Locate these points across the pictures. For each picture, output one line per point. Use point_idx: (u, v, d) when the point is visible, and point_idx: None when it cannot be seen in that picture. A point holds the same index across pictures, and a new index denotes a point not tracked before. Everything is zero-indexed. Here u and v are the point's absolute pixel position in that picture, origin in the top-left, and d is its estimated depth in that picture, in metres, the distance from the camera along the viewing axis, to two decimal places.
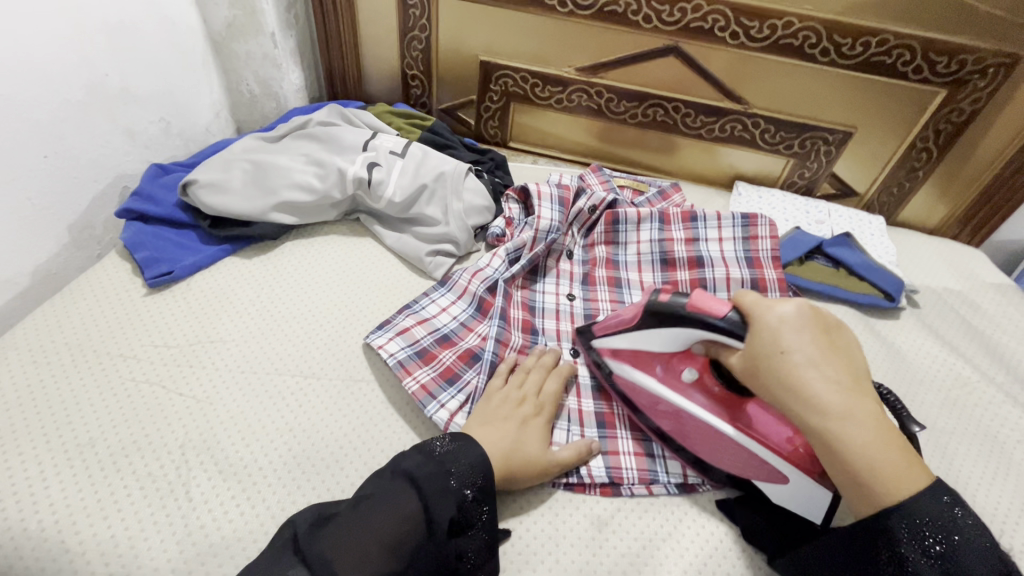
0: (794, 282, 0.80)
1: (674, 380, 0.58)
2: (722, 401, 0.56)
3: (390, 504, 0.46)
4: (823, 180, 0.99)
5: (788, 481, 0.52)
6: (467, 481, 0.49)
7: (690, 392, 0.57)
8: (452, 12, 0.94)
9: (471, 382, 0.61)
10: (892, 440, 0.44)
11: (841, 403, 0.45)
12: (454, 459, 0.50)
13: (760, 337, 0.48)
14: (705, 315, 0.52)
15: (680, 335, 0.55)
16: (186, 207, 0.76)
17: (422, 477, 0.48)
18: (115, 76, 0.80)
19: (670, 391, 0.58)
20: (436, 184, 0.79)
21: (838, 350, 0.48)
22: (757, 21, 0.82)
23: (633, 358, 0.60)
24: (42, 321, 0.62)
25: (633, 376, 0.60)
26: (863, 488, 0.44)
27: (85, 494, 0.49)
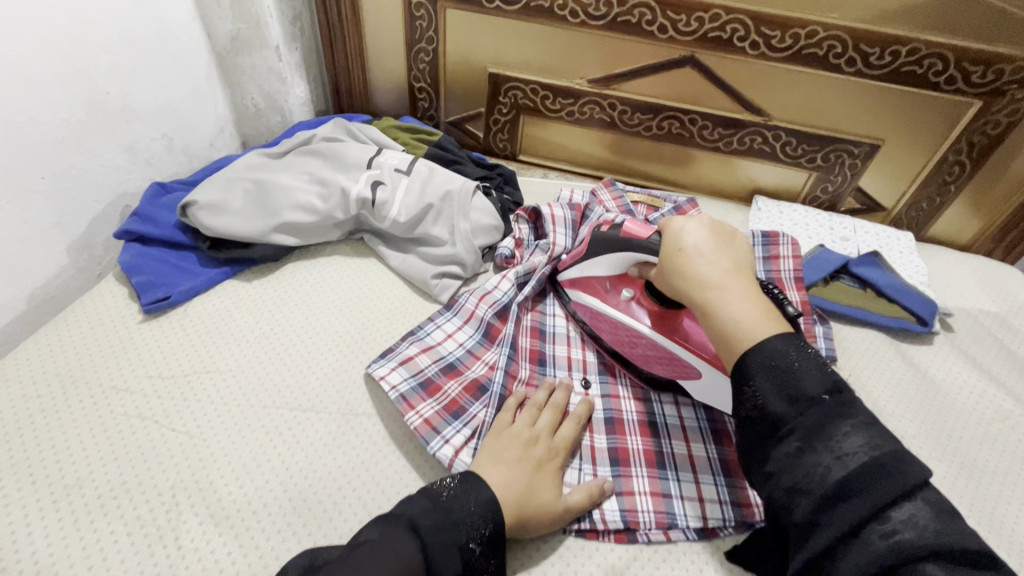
0: (818, 304, 0.76)
1: (614, 299, 0.65)
2: (655, 315, 0.62)
3: (388, 551, 0.42)
4: (848, 194, 0.95)
5: (701, 377, 0.58)
6: (474, 532, 0.45)
7: (627, 307, 0.64)
8: (460, 23, 0.92)
9: (477, 416, 0.58)
10: (768, 312, 0.49)
11: (719, 278, 0.51)
12: (460, 505, 0.46)
13: (665, 240, 0.56)
14: (632, 237, 0.61)
15: (616, 258, 0.63)
16: (186, 227, 0.74)
17: (425, 523, 0.44)
18: (116, 94, 0.79)
19: (610, 307, 0.65)
20: (442, 203, 0.76)
21: (730, 247, 0.54)
22: (779, 30, 0.79)
23: (584, 285, 0.69)
24: (35, 350, 0.60)
25: (584, 298, 0.68)
26: (730, 344, 0.48)
27: (71, 540, 0.46)
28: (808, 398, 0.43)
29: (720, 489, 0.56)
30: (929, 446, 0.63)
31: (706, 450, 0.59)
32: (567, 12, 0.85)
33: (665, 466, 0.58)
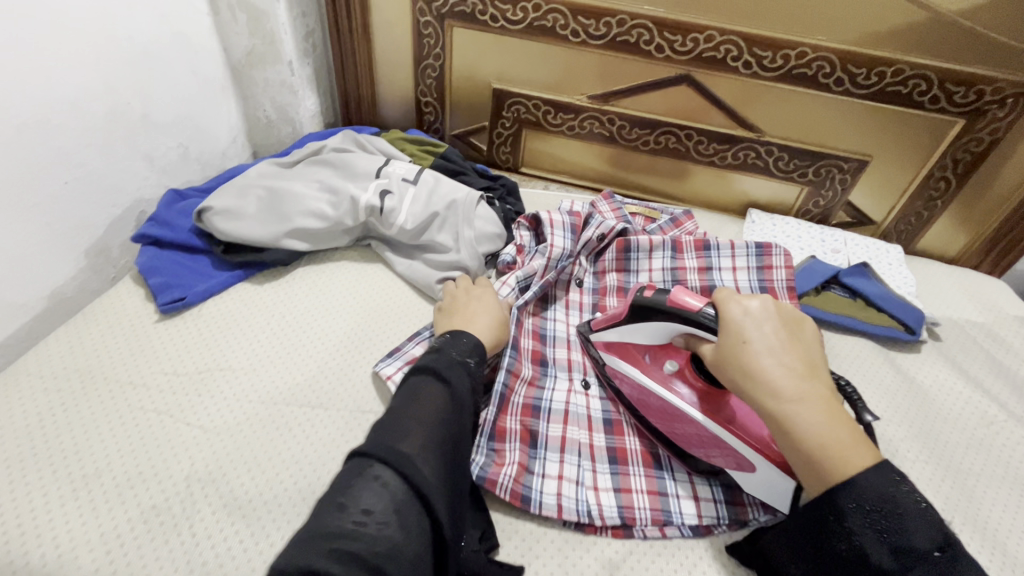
0: (809, 312, 0.79)
1: (656, 372, 0.61)
2: (701, 392, 0.58)
3: (421, 404, 0.48)
4: (839, 208, 0.98)
5: (755, 470, 0.53)
6: (478, 375, 0.55)
7: (671, 381, 0.59)
8: (466, 41, 0.96)
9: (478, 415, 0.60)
10: (847, 424, 0.46)
11: (793, 385, 0.47)
12: (466, 355, 0.55)
13: (726, 327, 0.52)
14: (681, 309, 0.55)
15: (661, 327, 0.58)
16: (200, 232, 0.76)
17: (444, 372, 0.51)
18: (137, 104, 0.82)
19: (652, 381, 0.60)
20: (448, 212, 0.79)
21: (796, 342, 0.51)
22: (770, 51, 0.82)
23: (620, 350, 0.64)
24: (55, 347, 0.62)
25: (621, 367, 0.63)
26: (816, 467, 0.45)
27: (90, 527, 0.48)
28: (917, 552, 0.41)
29: (714, 488, 0.58)
30: (916, 450, 0.65)
31: None
32: (568, 31, 0.89)
33: (661, 466, 0.60)
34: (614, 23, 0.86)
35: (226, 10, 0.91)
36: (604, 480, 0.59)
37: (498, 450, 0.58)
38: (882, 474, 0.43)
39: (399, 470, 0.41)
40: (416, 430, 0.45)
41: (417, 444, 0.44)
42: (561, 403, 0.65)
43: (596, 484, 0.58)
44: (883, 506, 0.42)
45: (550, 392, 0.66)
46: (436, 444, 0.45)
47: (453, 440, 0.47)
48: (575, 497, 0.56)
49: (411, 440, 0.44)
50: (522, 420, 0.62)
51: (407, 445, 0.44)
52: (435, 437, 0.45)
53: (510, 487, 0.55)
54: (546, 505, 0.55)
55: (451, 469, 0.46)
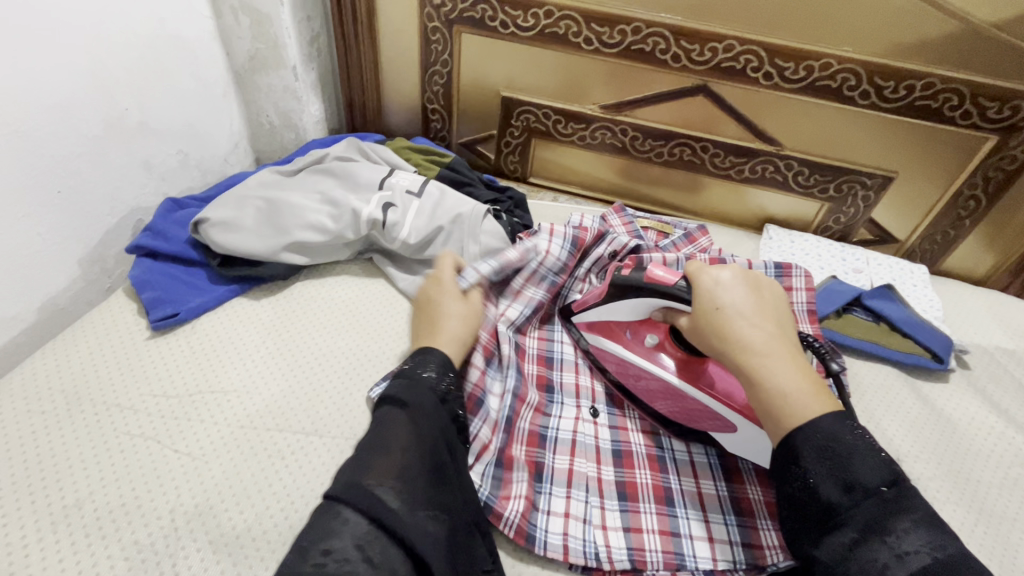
0: (830, 337, 0.75)
1: (637, 345, 0.63)
2: (683, 361, 0.61)
3: (383, 431, 0.49)
4: (861, 225, 0.94)
5: (735, 429, 0.57)
6: (443, 385, 0.54)
7: (653, 355, 0.62)
8: (475, 47, 0.93)
9: (483, 439, 0.57)
10: (813, 380, 0.49)
11: (763, 344, 0.51)
12: (424, 367, 0.55)
13: (700, 295, 0.55)
14: (657, 284, 0.58)
15: (641, 304, 0.60)
16: (197, 244, 0.74)
17: (401, 393, 0.51)
18: (135, 111, 0.80)
19: (634, 355, 0.63)
20: (452, 226, 0.76)
21: (765, 305, 0.54)
22: (793, 62, 0.79)
23: (603, 328, 0.67)
24: (41, 366, 0.59)
25: (604, 343, 0.66)
26: (776, 417, 0.48)
27: (67, 565, 0.46)
28: (864, 488, 0.43)
29: (731, 529, 0.54)
30: (945, 488, 0.62)
31: (717, 488, 0.58)
32: (581, 39, 0.86)
33: (674, 504, 0.56)
34: (630, 31, 0.83)
35: (230, 14, 0.89)
36: (614, 517, 0.55)
37: (503, 484, 0.55)
38: (837, 420, 0.46)
39: (363, 500, 0.43)
40: (383, 454, 0.47)
41: (384, 471, 0.45)
42: (568, 432, 0.62)
43: (604, 523, 0.55)
44: (835, 446, 0.44)
45: (557, 420, 0.63)
46: (406, 464, 0.46)
47: (426, 457, 0.48)
48: (583, 537, 0.53)
49: (377, 466, 0.46)
50: (528, 450, 0.59)
51: (374, 471, 0.45)
52: (401, 458, 0.47)
53: (516, 523, 0.52)
54: (552, 545, 0.52)
55: (429, 483, 0.47)
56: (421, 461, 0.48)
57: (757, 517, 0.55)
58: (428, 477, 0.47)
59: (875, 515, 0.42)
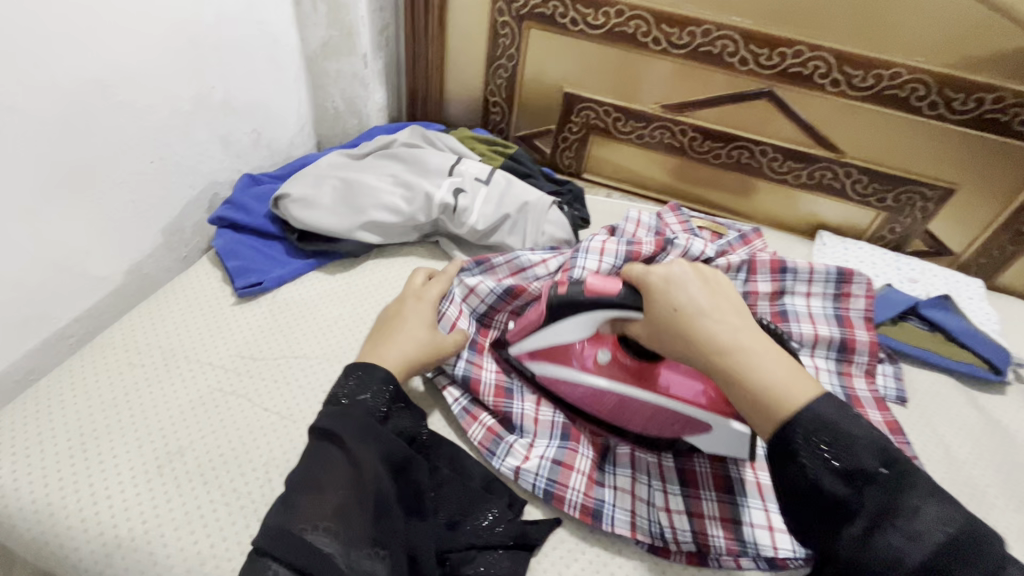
0: (887, 343, 0.75)
1: (589, 363, 0.61)
2: (635, 370, 0.59)
3: (321, 468, 0.46)
4: (916, 236, 0.94)
5: (712, 428, 0.56)
6: (383, 406, 0.53)
7: (607, 370, 0.60)
8: (542, 43, 0.95)
9: (542, 420, 0.63)
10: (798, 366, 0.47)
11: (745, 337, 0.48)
12: (361, 390, 0.53)
13: (654, 300, 0.52)
14: (602, 296, 0.55)
15: (586, 321, 0.56)
16: (275, 219, 0.77)
17: (342, 427, 0.49)
18: (220, 90, 0.83)
19: (588, 377, 0.60)
20: (519, 214, 0.78)
21: (720, 294, 0.52)
22: (862, 70, 0.80)
23: (549, 354, 0.62)
24: (138, 323, 0.63)
25: (554, 371, 0.62)
26: (766, 411, 0.45)
27: (173, 505, 0.49)
28: (864, 474, 0.41)
29: None
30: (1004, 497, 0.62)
31: None
32: (650, 39, 0.88)
33: (734, 492, 0.58)
34: (699, 33, 0.84)
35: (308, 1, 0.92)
36: (677, 501, 0.57)
37: (567, 456, 0.59)
38: (834, 404, 0.43)
39: (298, 550, 0.42)
40: (317, 497, 0.45)
41: (318, 515, 0.44)
42: None
43: (668, 505, 0.57)
44: (828, 433, 0.42)
45: None
46: (342, 506, 0.45)
47: (365, 493, 0.46)
48: (648, 517, 0.56)
49: (311, 509, 0.44)
50: (593, 435, 0.64)
51: (308, 517, 0.43)
52: (341, 501, 0.45)
53: (579, 503, 0.56)
54: (619, 521, 0.55)
55: (371, 520, 0.46)
56: (360, 502, 0.46)
57: None
58: (371, 515, 0.46)
59: (883, 500, 0.40)
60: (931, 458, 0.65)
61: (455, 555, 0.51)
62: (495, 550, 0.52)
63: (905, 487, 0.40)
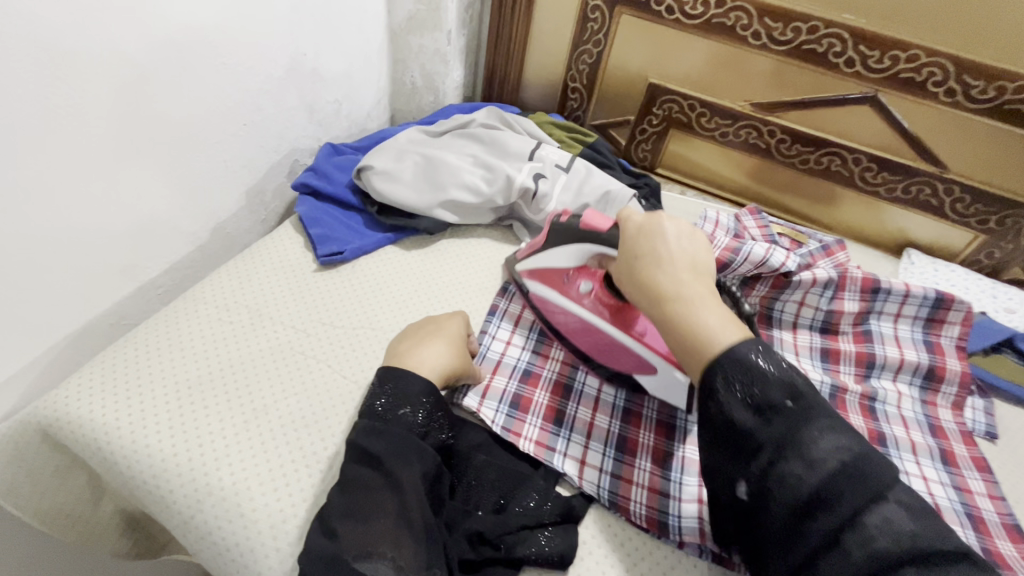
0: (979, 375, 0.71)
1: (572, 292, 0.63)
2: (614, 308, 0.61)
3: (363, 498, 0.44)
4: (1017, 263, 0.88)
5: (657, 373, 0.59)
6: (424, 421, 0.51)
7: (585, 301, 0.62)
8: (632, 32, 0.92)
9: (598, 425, 0.61)
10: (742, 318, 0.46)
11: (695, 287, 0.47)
12: (399, 404, 0.50)
13: (629, 238, 0.53)
14: (592, 231, 0.58)
15: (577, 251, 0.60)
16: (355, 189, 0.78)
17: (382, 448, 0.47)
18: (310, 57, 0.84)
19: (569, 303, 0.63)
20: (598, 204, 0.77)
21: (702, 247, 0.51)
22: (983, 80, 0.75)
23: (544, 277, 0.66)
24: (226, 281, 0.65)
25: (544, 290, 0.66)
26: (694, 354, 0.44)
27: (259, 461, 0.51)
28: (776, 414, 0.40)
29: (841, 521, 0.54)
30: None
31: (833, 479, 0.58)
32: (749, 33, 0.84)
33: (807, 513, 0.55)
34: (806, 29, 0.80)
35: None
36: None
37: (625, 469, 0.57)
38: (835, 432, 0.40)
39: None
40: (363, 526, 0.43)
41: (371, 544, 0.42)
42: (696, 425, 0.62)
43: None
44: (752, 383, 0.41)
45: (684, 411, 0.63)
46: (390, 531, 0.43)
47: (413, 521, 0.44)
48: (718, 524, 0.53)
49: (360, 538, 0.42)
50: (655, 439, 0.60)
51: (359, 547, 0.42)
52: (387, 529, 0.43)
53: (644, 513, 0.54)
54: (687, 530, 0.52)
55: (420, 540, 0.44)
56: (410, 528, 0.44)
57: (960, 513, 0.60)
58: (421, 538, 0.44)
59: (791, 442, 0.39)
60: (1023, 500, 0.61)
61: (507, 538, 0.50)
62: (546, 528, 0.52)
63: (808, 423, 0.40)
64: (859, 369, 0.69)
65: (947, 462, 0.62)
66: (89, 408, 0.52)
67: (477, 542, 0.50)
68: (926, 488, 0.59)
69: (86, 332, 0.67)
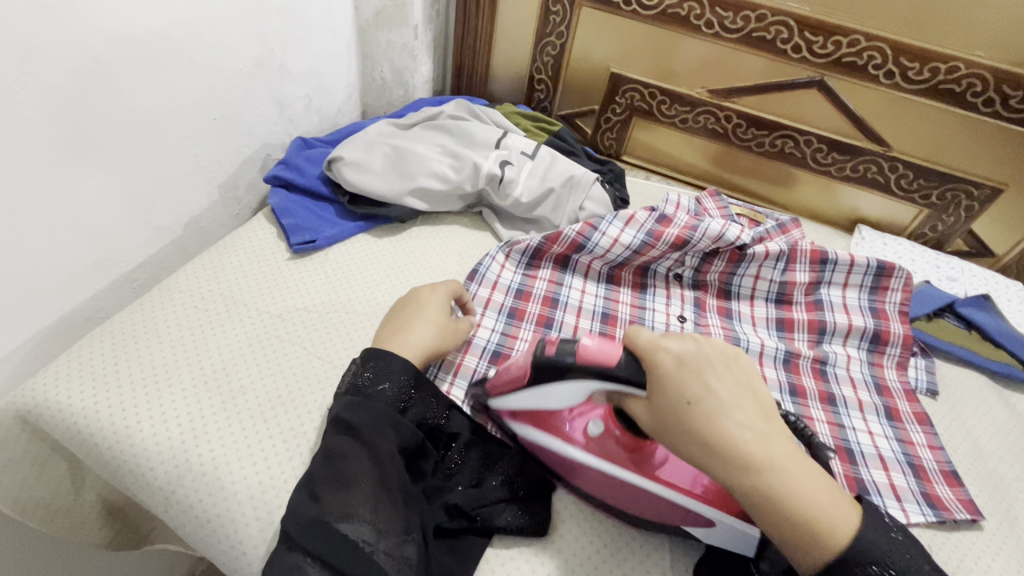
0: (922, 338, 0.76)
1: (578, 435, 0.55)
2: (629, 446, 0.53)
3: (343, 465, 0.47)
4: (958, 235, 0.94)
5: (712, 523, 0.49)
6: (403, 396, 0.53)
7: (597, 445, 0.54)
8: (592, 22, 0.96)
9: None
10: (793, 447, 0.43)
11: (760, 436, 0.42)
12: (379, 379, 0.52)
13: (662, 382, 0.44)
14: (596, 364, 0.47)
15: (575, 390, 0.50)
16: (327, 180, 0.80)
17: (362, 420, 0.49)
18: (278, 54, 0.86)
19: (575, 449, 0.54)
20: (563, 189, 0.80)
21: (741, 382, 0.45)
22: (918, 62, 0.80)
23: (536, 420, 0.56)
24: (200, 271, 0.67)
25: (539, 437, 0.56)
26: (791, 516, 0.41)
27: (237, 438, 0.52)
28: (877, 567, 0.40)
29: (886, 427, 0.65)
30: None
31: (871, 397, 0.68)
32: (703, 22, 0.88)
33: (837, 405, 0.67)
34: (754, 18, 0.84)
35: None
36: None
37: None
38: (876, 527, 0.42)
39: (332, 542, 0.43)
40: (344, 491, 0.45)
41: (351, 507, 0.45)
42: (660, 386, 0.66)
43: None
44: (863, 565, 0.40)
45: (745, 336, 0.72)
46: (371, 497, 0.45)
47: (390, 486, 0.47)
48: None
49: (343, 502, 0.45)
50: None
51: (341, 508, 0.44)
52: (367, 495, 0.45)
53: None
54: None
55: (399, 506, 0.47)
56: (387, 493, 0.46)
57: (930, 474, 0.61)
58: (399, 503, 0.47)
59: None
60: (960, 449, 0.66)
61: (484, 510, 0.52)
62: (518, 502, 0.53)
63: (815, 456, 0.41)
64: (811, 336, 0.73)
65: (891, 417, 0.66)
66: (67, 394, 0.54)
67: (455, 514, 0.51)
68: (871, 441, 0.64)
69: (62, 326, 0.68)
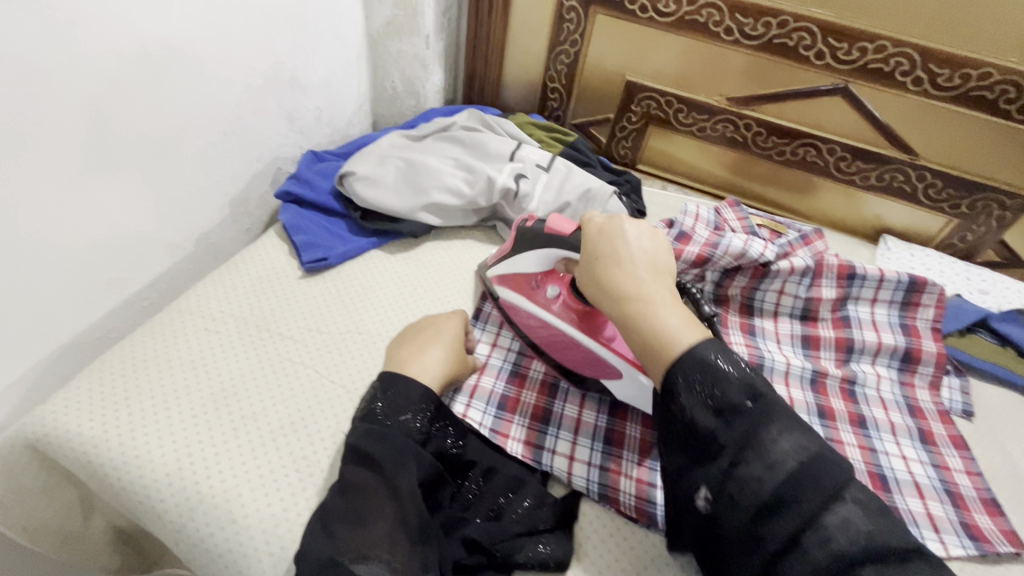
0: (955, 355, 0.73)
1: (541, 296, 0.62)
2: (581, 314, 0.60)
3: (361, 501, 0.45)
4: (989, 245, 0.91)
5: (623, 378, 0.58)
6: (423, 428, 0.52)
7: (556, 307, 0.61)
8: (607, 30, 0.94)
9: (585, 421, 0.62)
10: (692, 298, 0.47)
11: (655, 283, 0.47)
12: (399, 411, 0.51)
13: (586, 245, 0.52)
14: (556, 234, 0.59)
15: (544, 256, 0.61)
16: (338, 195, 0.79)
17: (381, 452, 0.47)
18: (289, 66, 0.85)
19: (536, 306, 0.62)
20: (579, 202, 0.78)
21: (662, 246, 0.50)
22: (949, 68, 0.77)
23: (514, 283, 0.65)
24: (211, 291, 0.66)
25: (513, 297, 0.65)
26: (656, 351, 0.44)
27: (250, 468, 0.51)
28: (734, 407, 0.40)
29: (920, 452, 0.63)
30: None
31: (903, 419, 0.65)
32: (722, 29, 0.85)
33: (868, 427, 0.64)
34: (775, 24, 0.82)
35: None
36: None
37: (614, 461, 0.58)
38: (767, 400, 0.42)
39: None
40: (363, 528, 0.44)
41: (369, 546, 0.43)
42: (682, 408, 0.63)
43: None
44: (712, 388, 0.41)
45: (771, 354, 0.70)
46: (389, 535, 0.44)
47: (410, 523, 0.45)
48: None
49: (360, 541, 0.43)
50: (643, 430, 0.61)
51: (358, 550, 0.43)
52: (385, 533, 0.44)
53: (634, 504, 0.54)
54: None
55: (415, 544, 0.44)
56: (405, 531, 0.45)
57: (971, 506, 0.58)
58: (418, 542, 0.45)
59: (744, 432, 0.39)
60: (999, 475, 0.63)
61: (504, 545, 0.50)
62: (540, 535, 0.51)
63: (770, 424, 0.39)
64: (839, 354, 0.71)
65: (926, 440, 0.64)
66: (76, 421, 0.52)
67: (472, 549, 0.49)
68: (905, 467, 0.61)
69: (72, 346, 0.67)
